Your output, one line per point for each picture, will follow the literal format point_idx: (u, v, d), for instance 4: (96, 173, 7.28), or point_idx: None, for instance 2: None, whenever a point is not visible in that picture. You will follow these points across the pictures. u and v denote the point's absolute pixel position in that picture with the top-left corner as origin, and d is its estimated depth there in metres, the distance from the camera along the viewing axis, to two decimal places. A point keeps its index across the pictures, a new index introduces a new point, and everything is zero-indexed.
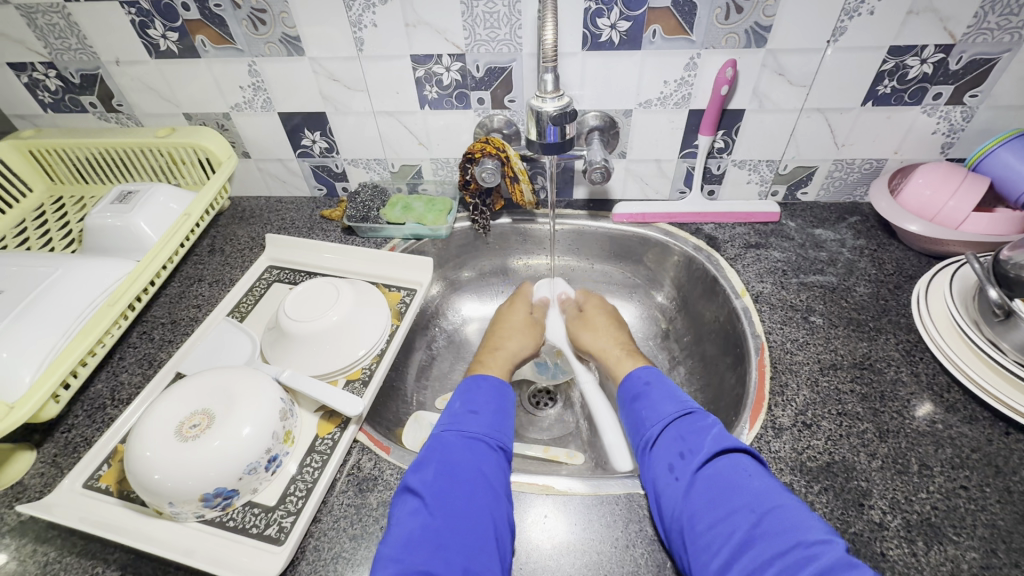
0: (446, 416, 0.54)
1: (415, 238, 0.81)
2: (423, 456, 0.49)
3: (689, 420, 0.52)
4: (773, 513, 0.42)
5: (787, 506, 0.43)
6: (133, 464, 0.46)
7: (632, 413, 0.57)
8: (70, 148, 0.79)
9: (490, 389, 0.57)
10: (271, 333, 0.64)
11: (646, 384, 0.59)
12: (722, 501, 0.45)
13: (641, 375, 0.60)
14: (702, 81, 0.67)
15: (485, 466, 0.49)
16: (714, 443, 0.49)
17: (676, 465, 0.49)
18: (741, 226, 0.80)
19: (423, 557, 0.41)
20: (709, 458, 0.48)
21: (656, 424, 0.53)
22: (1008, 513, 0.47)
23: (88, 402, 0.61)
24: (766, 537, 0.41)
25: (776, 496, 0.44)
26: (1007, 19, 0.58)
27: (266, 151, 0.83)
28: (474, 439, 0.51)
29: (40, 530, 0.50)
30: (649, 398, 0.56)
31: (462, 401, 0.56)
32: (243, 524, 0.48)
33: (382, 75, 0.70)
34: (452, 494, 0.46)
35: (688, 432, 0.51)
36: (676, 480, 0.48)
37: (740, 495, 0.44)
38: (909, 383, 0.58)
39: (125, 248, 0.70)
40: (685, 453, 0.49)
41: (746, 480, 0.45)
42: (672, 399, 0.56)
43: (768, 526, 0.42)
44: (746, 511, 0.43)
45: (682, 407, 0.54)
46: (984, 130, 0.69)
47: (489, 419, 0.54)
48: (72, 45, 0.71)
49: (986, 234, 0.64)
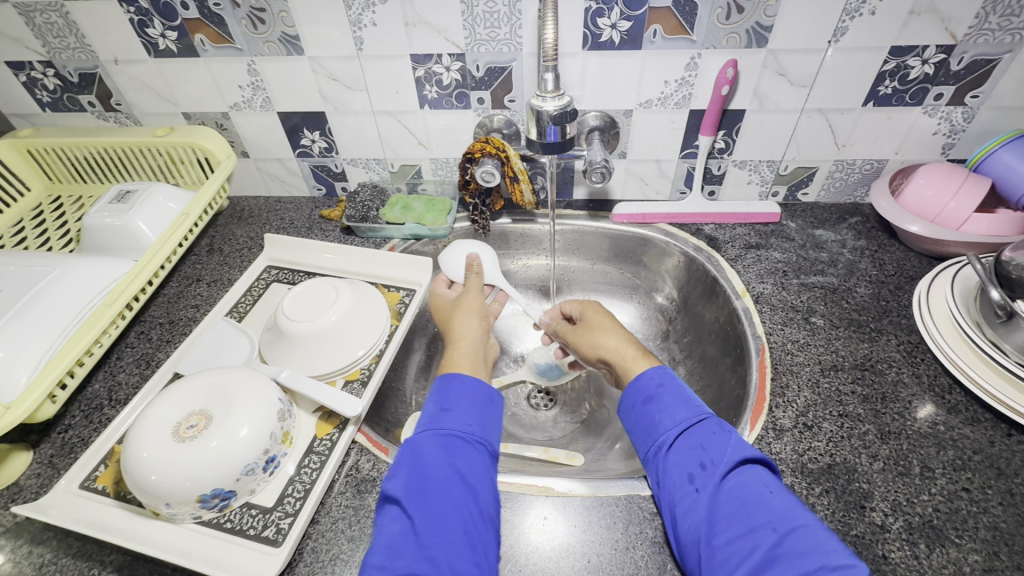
0: (423, 417, 0.52)
1: (415, 238, 0.81)
2: (397, 462, 0.48)
3: (707, 427, 0.48)
4: (798, 532, 0.40)
5: (811, 525, 0.41)
6: (130, 464, 0.45)
7: (640, 416, 0.52)
8: (68, 147, 0.79)
9: (465, 386, 0.54)
10: (269, 333, 0.64)
11: (660, 386, 0.52)
12: (743, 516, 0.42)
13: (654, 375, 0.53)
14: (702, 81, 0.67)
15: (460, 463, 0.48)
16: (736, 451, 0.46)
17: (695, 476, 0.46)
18: (741, 227, 0.80)
19: (407, 563, 0.41)
20: (731, 469, 0.45)
21: (673, 428, 0.49)
22: (1011, 515, 0.46)
23: (85, 401, 0.61)
24: (788, 557, 0.39)
25: (799, 514, 0.41)
26: (1008, 19, 0.58)
27: (265, 151, 0.83)
28: (449, 436, 0.49)
29: (36, 531, 0.50)
30: (664, 401, 0.51)
31: (436, 401, 0.53)
32: (241, 526, 0.48)
33: (381, 73, 0.70)
34: (427, 499, 0.45)
35: (708, 440, 0.47)
36: (696, 492, 0.45)
37: (762, 510, 0.42)
38: (911, 384, 0.57)
39: (124, 248, 0.70)
40: (706, 464, 0.46)
41: (768, 497, 0.43)
42: (689, 404, 0.51)
43: (791, 545, 0.39)
44: (769, 529, 0.41)
45: (697, 413, 0.50)
46: (985, 131, 0.69)
47: (467, 416, 0.51)
48: (71, 44, 0.71)
49: (987, 235, 0.64)
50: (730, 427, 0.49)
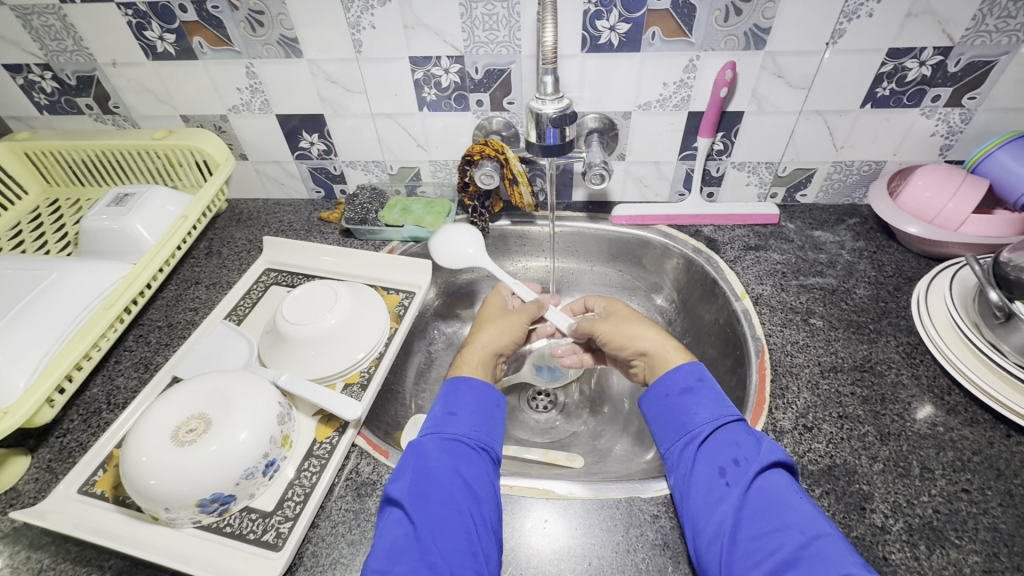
0: (427, 421, 0.52)
1: (414, 241, 0.81)
2: (401, 464, 0.48)
3: (743, 427, 0.48)
4: (825, 538, 0.40)
5: (838, 533, 0.40)
6: (128, 469, 0.45)
7: (674, 406, 0.52)
8: (66, 150, 0.78)
9: (471, 392, 0.54)
10: (268, 336, 0.64)
11: (699, 381, 0.53)
12: (771, 516, 0.42)
13: (693, 370, 0.54)
14: (701, 83, 0.67)
15: (463, 468, 0.48)
16: (769, 453, 0.46)
17: (726, 470, 0.45)
18: (740, 228, 0.80)
19: (408, 567, 0.40)
20: (763, 468, 0.45)
21: (709, 422, 0.49)
22: (1010, 516, 0.46)
23: (83, 406, 0.60)
24: (813, 560, 0.38)
25: (827, 522, 0.41)
26: (1005, 22, 0.58)
27: (264, 153, 0.83)
28: (453, 441, 0.50)
29: (34, 537, 0.49)
30: (702, 396, 0.51)
31: (443, 404, 0.54)
32: (240, 531, 0.48)
33: (380, 76, 0.70)
34: (431, 502, 0.45)
35: (743, 438, 0.47)
36: (726, 486, 0.45)
37: (792, 513, 0.41)
38: (910, 385, 0.57)
39: (122, 252, 0.69)
40: (739, 460, 0.46)
41: (797, 501, 0.42)
42: (728, 403, 0.51)
43: (818, 549, 0.39)
44: (797, 531, 0.40)
45: (735, 411, 0.50)
46: (982, 132, 0.69)
47: (471, 421, 0.52)
48: (69, 47, 0.71)
49: (985, 236, 0.64)
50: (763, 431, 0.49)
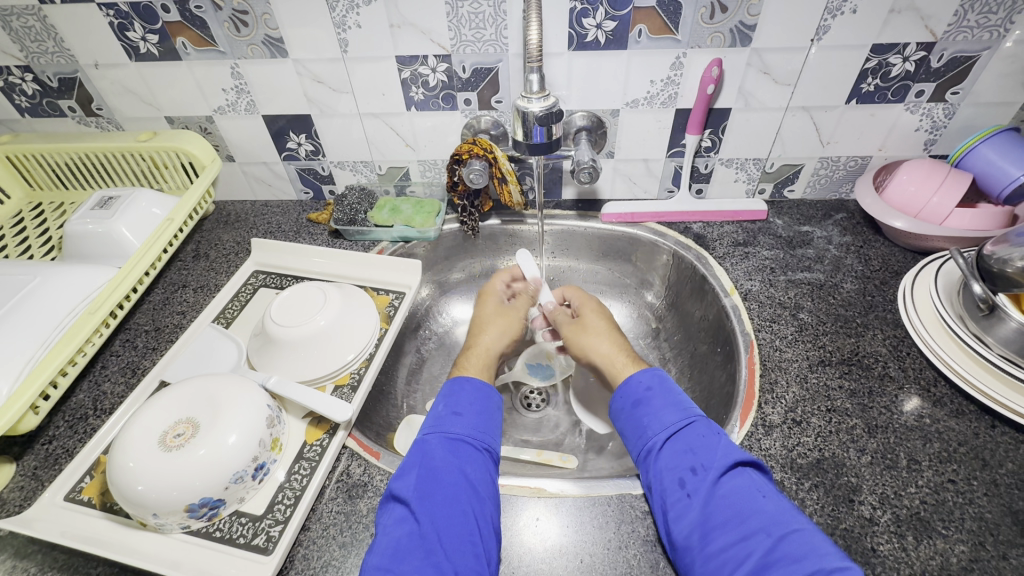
0: (431, 420, 0.52)
1: (404, 241, 0.80)
2: (407, 462, 0.49)
3: (697, 430, 0.49)
4: (792, 537, 0.40)
5: (806, 529, 0.41)
6: (115, 474, 0.45)
7: (631, 419, 0.53)
8: (48, 154, 0.77)
9: (473, 391, 0.55)
10: (257, 338, 0.63)
11: (648, 390, 0.54)
12: (736, 522, 0.42)
13: (643, 380, 0.55)
14: (688, 80, 0.67)
15: (468, 468, 0.48)
16: (726, 455, 0.46)
17: (686, 480, 0.46)
18: (729, 225, 0.80)
19: (413, 566, 0.41)
20: (724, 472, 0.45)
21: (662, 432, 0.50)
22: (995, 505, 0.47)
23: (69, 411, 0.60)
24: (782, 564, 0.39)
25: (793, 518, 0.41)
26: (986, 17, 0.59)
27: (251, 154, 0.82)
28: (457, 441, 0.50)
29: (20, 545, 0.49)
30: (653, 404, 0.52)
31: (446, 404, 0.54)
32: (230, 534, 0.47)
33: (367, 75, 0.69)
34: (437, 502, 0.45)
35: (698, 444, 0.48)
36: (687, 498, 0.45)
37: (757, 517, 0.42)
38: (897, 377, 0.58)
39: (106, 255, 0.68)
40: (696, 468, 0.46)
41: (760, 502, 0.43)
42: (678, 406, 0.52)
43: (785, 551, 0.39)
44: (763, 534, 0.41)
45: (685, 416, 0.50)
46: (965, 127, 0.70)
47: (473, 420, 0.52)
48: (49, 48, 0.70)
49: (969, 229, 0.65)
50: (720, 429, 0.50)
